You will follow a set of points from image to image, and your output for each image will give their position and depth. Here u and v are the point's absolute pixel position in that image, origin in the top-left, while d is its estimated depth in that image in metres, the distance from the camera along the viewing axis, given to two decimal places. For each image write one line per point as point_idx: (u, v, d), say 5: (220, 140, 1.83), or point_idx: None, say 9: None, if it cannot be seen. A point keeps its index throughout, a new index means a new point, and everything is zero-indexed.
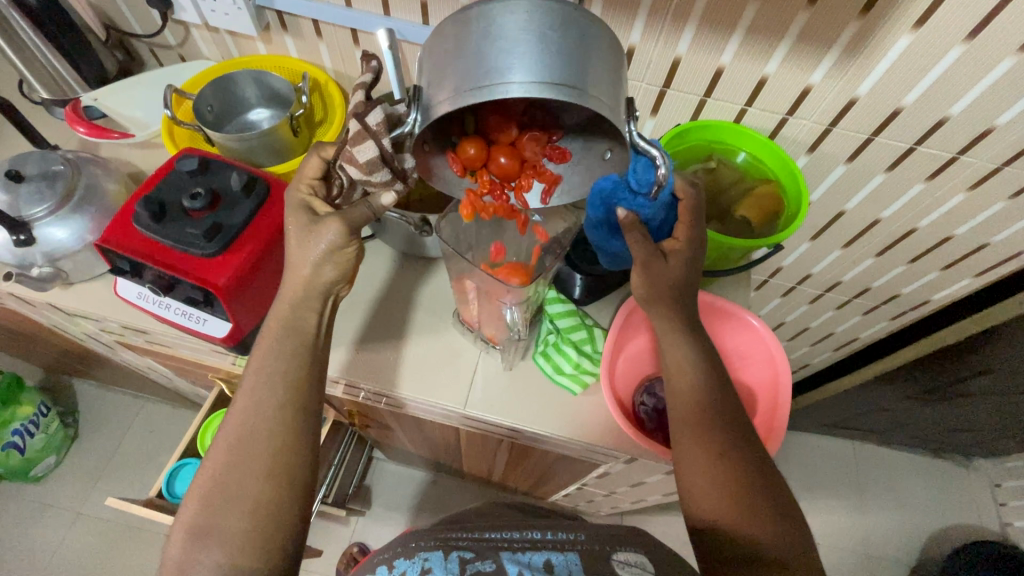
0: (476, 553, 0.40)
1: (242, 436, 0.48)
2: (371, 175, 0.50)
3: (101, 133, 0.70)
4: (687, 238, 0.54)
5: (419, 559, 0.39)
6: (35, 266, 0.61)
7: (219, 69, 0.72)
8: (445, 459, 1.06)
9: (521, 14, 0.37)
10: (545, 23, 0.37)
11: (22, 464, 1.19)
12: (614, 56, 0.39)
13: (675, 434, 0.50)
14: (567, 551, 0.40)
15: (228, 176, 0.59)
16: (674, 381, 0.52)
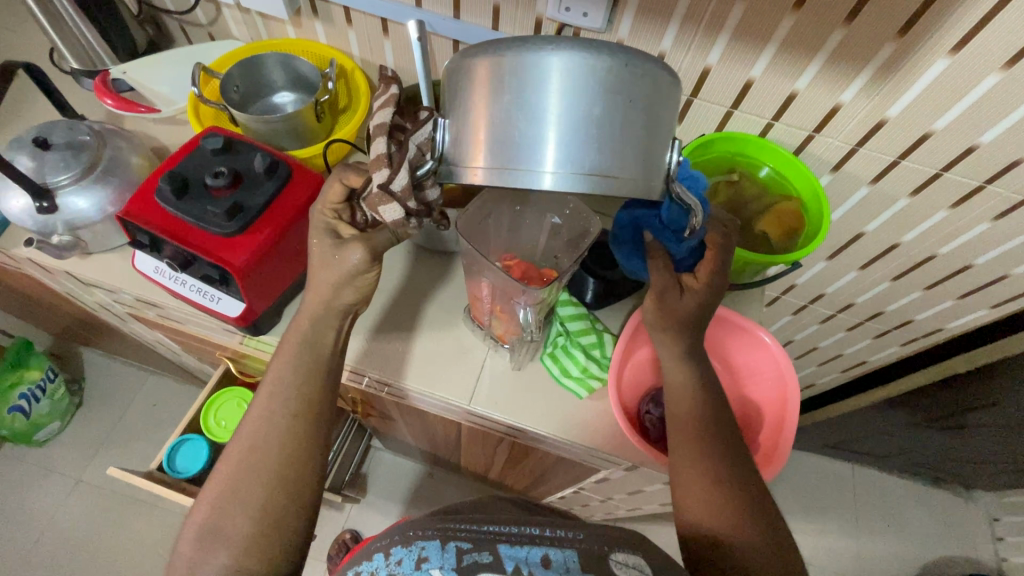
0: (474, 543, 0.40)
1: (259, 425, 0.49)
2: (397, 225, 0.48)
3: (129, 106, 0.70)
4: (707, 279, 0.53)
5: (416, 548, 0.40)
6: (55, 233, 0.61)
7: (247, 51, 0.73)
8: (443, 452, 1.06)
9: (562, 82, 0.35)
10: (585, 94, 0.35)
11: (26, 428, 1.21)
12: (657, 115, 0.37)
13: (671, 460, 0.50)
14: (566, 546, 0.40)
15: (252, 157, 0.59)
16: (674, 405, 0.52)
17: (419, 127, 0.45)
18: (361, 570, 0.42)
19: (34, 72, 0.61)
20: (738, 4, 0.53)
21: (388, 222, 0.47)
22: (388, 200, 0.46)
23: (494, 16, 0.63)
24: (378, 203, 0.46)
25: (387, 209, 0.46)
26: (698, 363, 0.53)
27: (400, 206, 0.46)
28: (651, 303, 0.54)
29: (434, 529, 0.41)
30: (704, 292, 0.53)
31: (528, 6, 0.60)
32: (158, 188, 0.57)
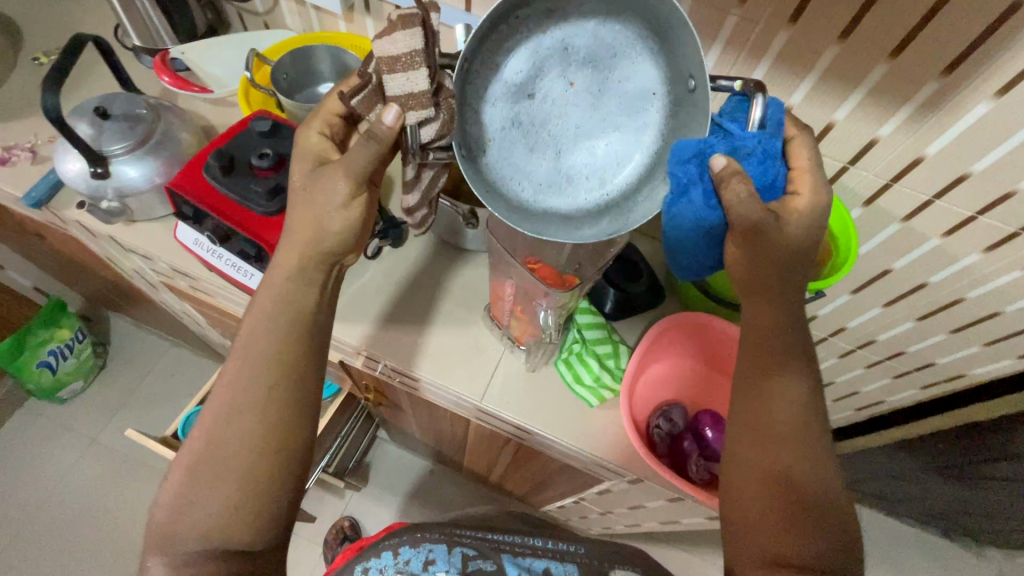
0: (480, 552, 0.51)
1: (226, 417, 0.49)
2: (394, 44, 0.43)
3: (183, 85, 0.75)
4: (810, 194, 0.48)
5: (424, 550, 0.49)
6: (105, 199, 0.64)
7: (300, 40, 0.75)
8: (448, 449, 1.07)
9: (557, 70, 0.46)
10: (574, 76, 0.46)
11: (51, 384, 1.26)
12: (653, 92, 0.46)
13: (734, 442, 0.49)
14: (568, 562, 0.53)
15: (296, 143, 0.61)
16: (760, 388, 0.49)
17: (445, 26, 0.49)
18: (369, 565, 0.49)
19: (103, 46, 0.64)
20: (783, 30, 0.54)
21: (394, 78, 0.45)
22: (394, 36, 0.43)
23: None
24: (395, 56, 0.44)
25: (401, 55, 0.44)
26: (766, 382, 0.49)
27: (419, 33, 0.42)
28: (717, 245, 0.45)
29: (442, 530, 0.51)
30: (807, 217, 0.47)
31: None
32: (206, 163, 0.59)
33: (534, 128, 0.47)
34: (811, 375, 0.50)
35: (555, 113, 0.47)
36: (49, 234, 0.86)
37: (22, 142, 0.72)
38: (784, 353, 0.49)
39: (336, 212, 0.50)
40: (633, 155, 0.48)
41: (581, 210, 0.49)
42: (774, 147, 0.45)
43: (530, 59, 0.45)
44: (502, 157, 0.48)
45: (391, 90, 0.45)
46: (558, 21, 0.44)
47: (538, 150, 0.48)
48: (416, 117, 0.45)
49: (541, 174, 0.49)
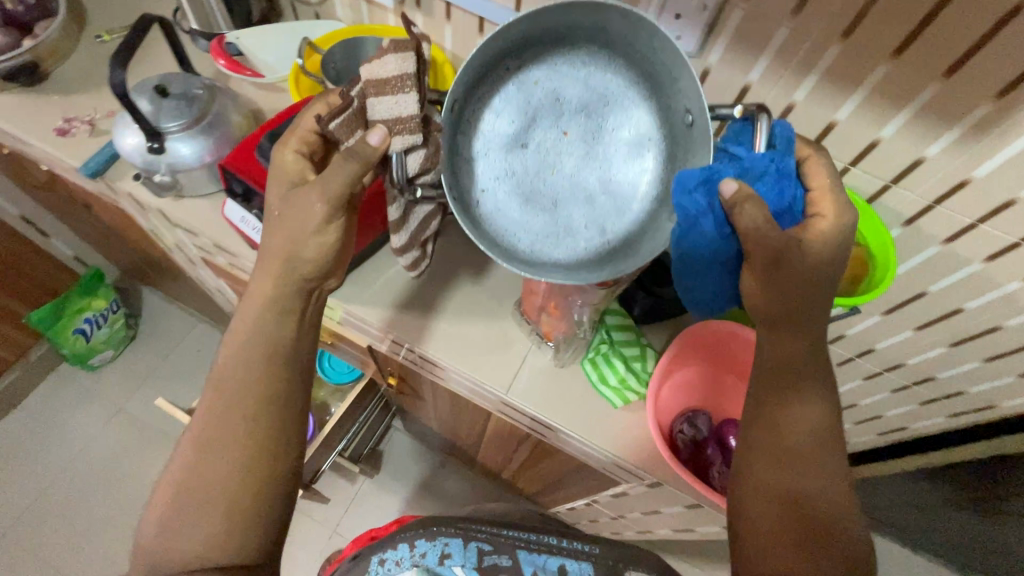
0: (494, 546, 0.53)
1: (215, 441, 0.51)
2: (385, 69, 0.50)
3: (237, 68, 0.78)
4: (836, 214, 0.48)
5: (440, 543, 0.52)
6: (158, 173, 0.67)
7: (350, 31, 0.77)
8: (463, 443, 1.08)
9: (552, 124, 0.51)
10: (568, 127, 0.51)
11: (85, 350, 1.30)
12: (649, 135, 0.50)
13: (751, 464, 0.50)
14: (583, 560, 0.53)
15: None
16: (780, 413, 0.50)
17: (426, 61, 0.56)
18: (387, 556, 0.53)
19: (167, 26, 0.67)
20: (834, 44, 0.54)
21: (383, 100, 0.50)
22: (387, 60, 0.50)
23: None
24: (384, 79, 0.50)
25: (390, 78, 0.50)
26: (787, 394, 0.50)
27: (411, 60, 0.50)
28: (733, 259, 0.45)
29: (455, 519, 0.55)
30: (834, 237, 0.47)
31: None
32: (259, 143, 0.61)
33: (531, 175, 0.52)
34: (833, 394, 0.51)
35: (552, 162, 0.52)
36: (99, 205, 0.90)
37: (84, 115, 0.75)
38: (812, 371, 0.50)
39: (309, 237, 0.52)
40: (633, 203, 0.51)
41: (582, 255, 0.52)
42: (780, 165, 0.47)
43: (525, 112, 0.50)
44: (499, 203, 0.52)
45: (377, 113, 0.51)
46: (549, 77, 0.50)
47: (536, 199, 0.52)
48: (403, 141, 0.51)
49: (539, 223, 0.52)
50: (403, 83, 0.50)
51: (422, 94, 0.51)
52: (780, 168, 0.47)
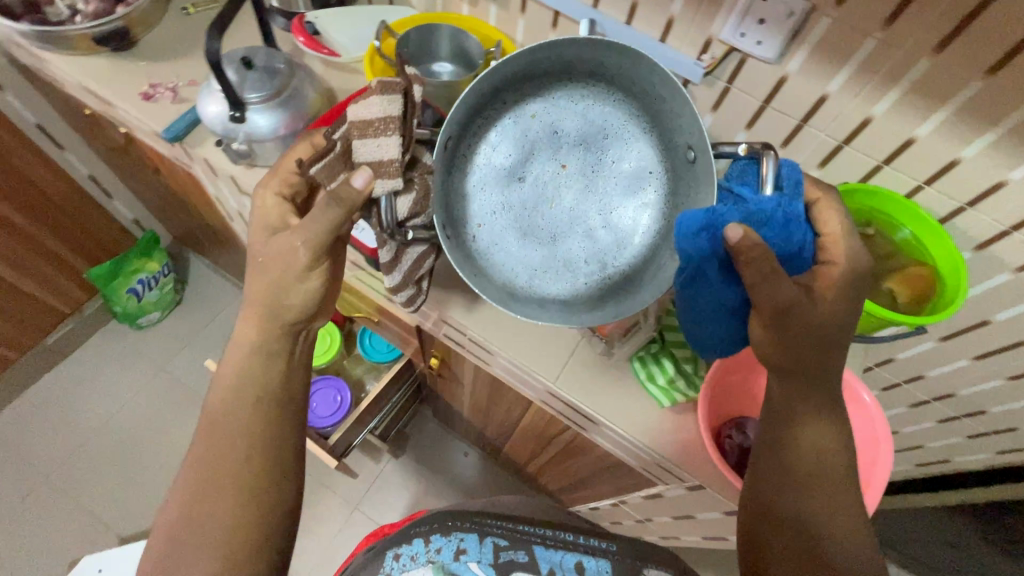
0: (509, 542, 0.48)
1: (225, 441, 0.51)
2: (369, 112, 0.53)
3: (315, 46, 0.78)
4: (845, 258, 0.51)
5: (454, 538, 0.48)
6: (235, 141, 0.70)
7: (422, 17, 0.79)
8: (492, 432, 1.10)
9: (551, 162, 0.59)
10: (565, 163, 0.59)
11: (135, 309, 1.36)
12: (645, 173, 0.58)
13: (804, 493, 0.49)
14: (603, 560, 0.48)
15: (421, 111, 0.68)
16: (817, 438, 0.50)
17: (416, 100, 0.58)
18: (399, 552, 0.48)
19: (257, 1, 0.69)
20: (925, 57, 0.53)
21: (370, 142, 0.53)
22: (374, 102, 0.53)
23: (665, 29, 0.66)
24: (368, 121, 0.53)
25: (374, 120, 0.53)
26: (813, 412, 0.51)
27: (396, 101, 0.54)
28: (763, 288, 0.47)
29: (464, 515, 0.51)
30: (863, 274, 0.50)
31: (704, 23, 0.63)
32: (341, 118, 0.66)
33: (532, 207, 0.59)
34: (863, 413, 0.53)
35: (550, 195, 0.59)
36: (169, 170, 0.94)
37: (168, 82, 0.79)
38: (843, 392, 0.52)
39: (295, 285, 0.55)
40: (635, 235, 0.58)
41: (584, 286, 0.59)
42: (793, 206, 0.49)
43: (524, 149, 0.59)
44: (503, 233, 0.59)
45: (362, 155, 0.54)
46: (546, 120, 0.58)
47: (537, 230, 0.59)
48: (384, 183, 0.53)
49: (542, 253, 0.59)
50: (388, 124, 0.53)
51: (407, 134, 0.55)
52: (793, 210, 0.48)
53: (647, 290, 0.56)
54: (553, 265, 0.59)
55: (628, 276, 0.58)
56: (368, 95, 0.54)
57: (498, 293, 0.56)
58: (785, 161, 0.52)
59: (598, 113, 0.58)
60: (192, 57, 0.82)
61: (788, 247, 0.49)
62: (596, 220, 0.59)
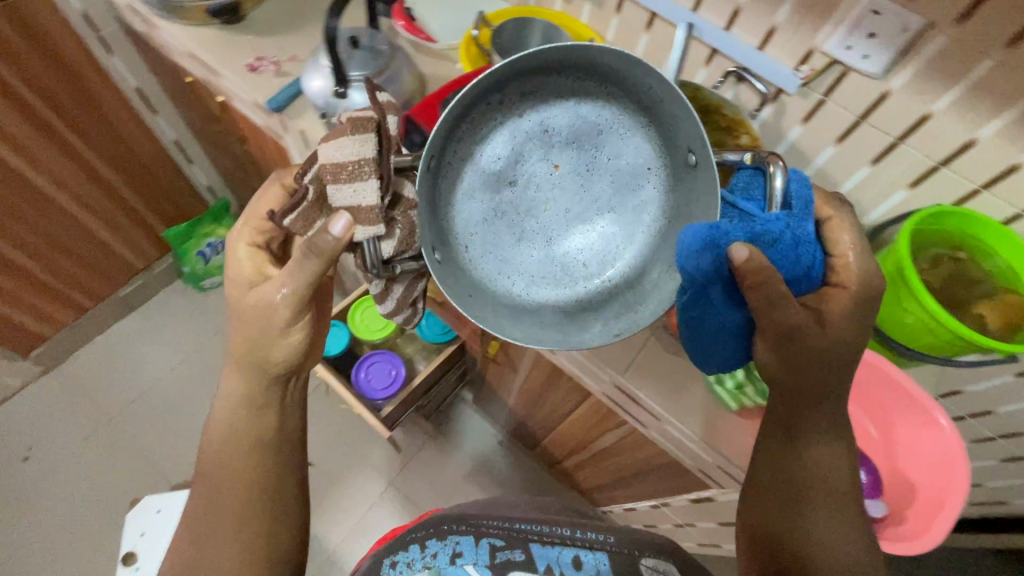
0: (505, 543, 0.53)
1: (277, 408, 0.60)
2: (344, 158, 0.54)
3: (414, 30, 0.80)
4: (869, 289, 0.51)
5: (451, 543, 0.53)
6: (334, 116, 0.73)
7: (516, 10, 0.81)
8: (535, 423, 1.12)
9: (544, 165, 0.59)
10: (559, 161, 0.58)
11: (202, 271, 1.43)
12: (643, 172, 0.57)
13: (802, 500, 0.53)
14: (599, 550, 0.53)
15: None
16: (821, 452, 0.54)
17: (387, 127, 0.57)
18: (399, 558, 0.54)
19: None
20: None
21: (347, 185, 0.54)
22: (352, 143, 0.54)
23: (765, 37, 0.67)
24: (341, 165, 0.54)
25: (348, 165, 0.54)
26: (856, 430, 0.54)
27: (371, 139, 0.54)
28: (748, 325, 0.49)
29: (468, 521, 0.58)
30: None
31: (808, 34, 0.63)
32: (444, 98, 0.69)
33: (527, 212, 0.59)
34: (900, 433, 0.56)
35: (545, 200, 0.59)
36: (258, 140, 0.99)
37: (271, 56, 0.84)
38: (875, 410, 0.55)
39: (275, 338, 0.57)
40: (632, 235, 0.59)
41: (580, 289, 0.60)
42: (801, 228, 0.48)
43: (516, 150, 0.58)
44: (497, 242, 0.59)
45: (338, 201, 0.55)
46: (537, 118, 0.58)
47: (533, 237, 0.60)
48: (364, 231, 0.53)
49: (539, 260, 0.60)
50: (365, 169, 0.54)
51: (383, 172, 0.55)
52: (802, 231, 0.48)
53: (649, 296, 0.57)
54: (550, 273, 0.60)
55: (628, 284, 0.59)
56: (344, 137, 0.54)
57: (497, 309, 0.58)
58: (796, 175, 0.50)
59: (593, 112, 0.57)
60: (297, 34, 0.87)
61: (794, 268, 0.50)
62: (594, 226, 0.59)
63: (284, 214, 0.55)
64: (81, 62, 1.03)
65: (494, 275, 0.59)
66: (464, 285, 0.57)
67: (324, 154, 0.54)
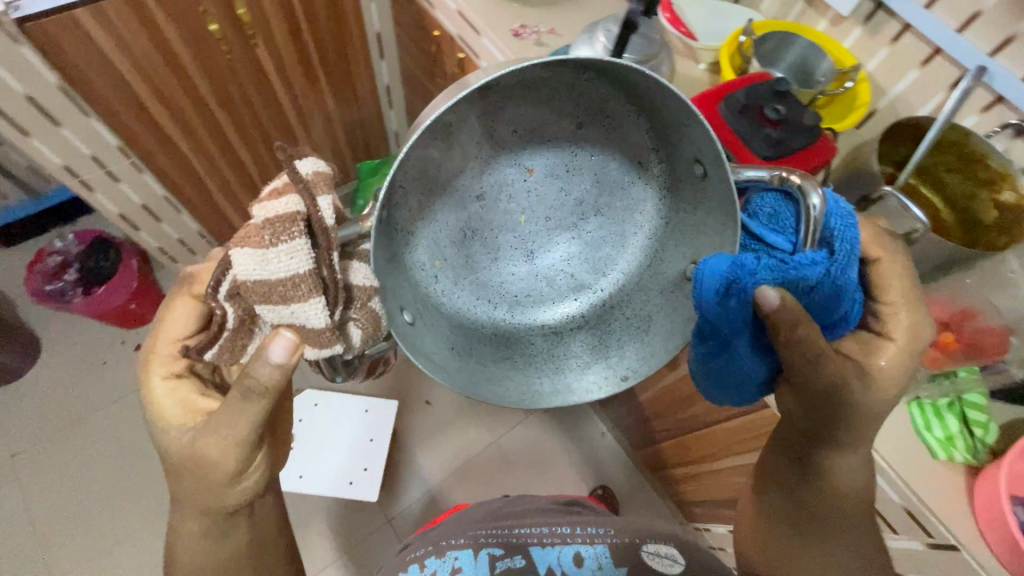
0: (504, 551, 0.74)
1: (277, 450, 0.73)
2: (271, 277, 0.51)
3: (677, 24, 0.86)
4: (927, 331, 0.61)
5: (451, 560, 0.74)
6: None
7: (780, 24, 0.83)
8: (662, 423, 1.17)
9: (517, 178, 0.65)
10: (533, 169, 0.65)
11: None
12: (623, 177, 0.66)
13: (807, 504, 0.68)
14: (598, 544, 0.74)
15: (801, 111, 0.65)
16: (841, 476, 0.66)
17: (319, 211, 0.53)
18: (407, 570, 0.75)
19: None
20: None
21: (289, 306, 0.52)
22: (278, 257, 0.51)
23: None
24: (272, 282, 0.51)
25: (279, 283, 0.51)
26: None
27: (304, 243, 0.51)
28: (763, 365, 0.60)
29: (466, 539, 0.77)
30: None
31: None
32: (726, 97, 0.67)
33: (503, 229, 0.66)
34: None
35: (519, 214, 0.66)
36: None
37: (531, 27, 0.91)
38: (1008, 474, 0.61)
39: (224, 490, 0.63)
40: (619, 232, 0.68)
41: (564, 292, 0.70)
42: (843, 273, 0.53)
43: (484, 165, 0.64)
44: (478, 263, 0.67)
45: (275, 318, 0.53)
46: (505, 130, 0.63)
47: (515, 254, 0.68)
48: (316, 350, 0.55)
49: (523, 274, 0.68)
50: (302, 287, 0.51)
51: (323, 267, 0.53)
52: (844, 275, 0.53)
53: (637, 292, 0.69)
54: (538, 287, 0.69)
55: (620, 288, 0.70)
56: (266, 250, 0.50)
57: (481, 333, 0.68)
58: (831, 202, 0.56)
59: (570, 110, 0.63)
60: (557, 9, 0.93)
61: (831, 304, 0.55)
62: (575, 237, 0.68)
63: (203, 349, 0.57)
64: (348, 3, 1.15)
65: (485, 300, 0.68)
66: (443, 322, 0.66)
67: (238, 273, 0.51)
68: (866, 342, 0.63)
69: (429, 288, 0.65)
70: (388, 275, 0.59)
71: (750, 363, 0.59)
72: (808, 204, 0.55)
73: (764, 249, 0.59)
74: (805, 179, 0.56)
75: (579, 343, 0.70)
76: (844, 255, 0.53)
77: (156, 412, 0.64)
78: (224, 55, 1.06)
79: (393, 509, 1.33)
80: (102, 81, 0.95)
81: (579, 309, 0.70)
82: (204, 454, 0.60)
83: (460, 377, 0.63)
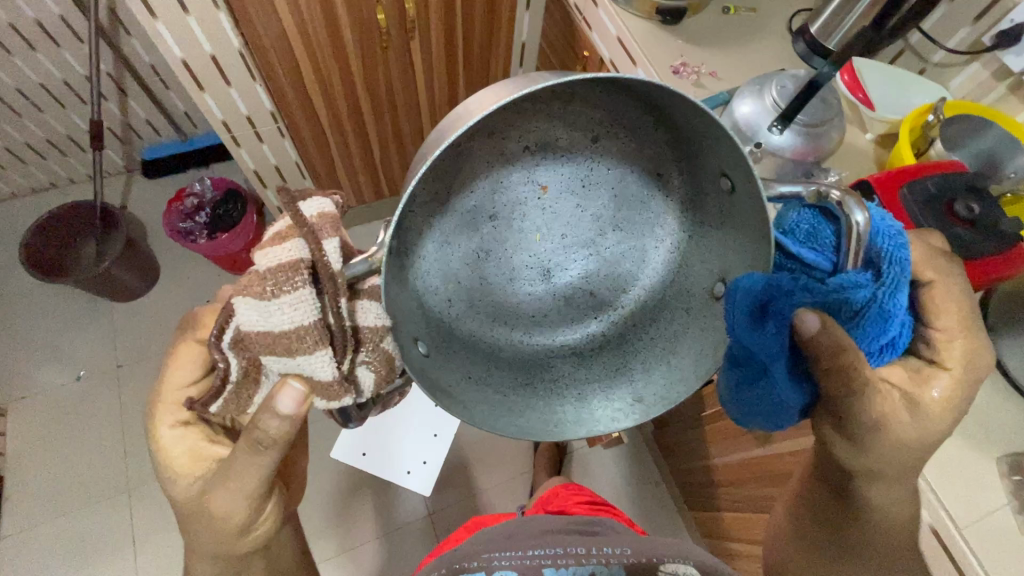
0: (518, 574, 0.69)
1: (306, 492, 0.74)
2: (272, 331, 0.51)
3: (854, 89, 0.81)
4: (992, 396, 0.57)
5: None
6: (748, 142, 0.75)
7: (974, 108, 0.77)
8: (731, 495, 1.11)
9: (531, 191, 0.59)
10: (550, 183, 0.59)
11: None
12: (642, 190, 0.60)
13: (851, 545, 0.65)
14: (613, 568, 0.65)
15: (997, 210, 0.60)
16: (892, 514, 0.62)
17: (325, 255, 0.52)
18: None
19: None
20: None
21: (293, 361, 0.52)
22: (282, 308, 0.50)
23: None
24: (278, 333, 0.51)
25: (285, 334, 0.51)
26: None
27: (310, 291, 0.51)
28: (861, 437, 0.57)
29: (477, 561, 0.73)
30: None
31: None
32: (910, 182, 0.62)
33: (518, 246, 0.60)
34: None
35: (534, 229, 0.60)
36: None
37: (693, 67, 0.89)
38: None
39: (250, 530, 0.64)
40: (641, 247, 0.62)
41: (583, 313, 0.64)
42: (891, 297, 0.49)
43: (495, 182, 0.59)
44: (492, 284, 0.60)
45: (281, 368, 0.53)
46: (515, 143, 0.58)
47: (531, 273, 0.61)
48: (326, 401, 0.54)
49: (541, 295, 0.62)
50: (306, 339, 0.51)
51: (325, 313, 0.52)
52: (893, 301, 0.49)
53: (663, 314, 0.62)
54: (555, 307, 0.63)
55: (644, 304, 0.63)
56: (269, 302, 0.50)
57: (497, 362, 0.61)
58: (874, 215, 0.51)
59: (583, 120, 0.58)
60: (721, 53, 0.91)
61: (879, 332, 0.52)
62: (594, 254, 0.62)
63: (209, 401, 0.59)
64: (507, 10, 1.17)
65: (500, 325, 0.62)
66: (456, 347, 0.59)
67: (243, 323, 0.52)
68: (916, 370, 0.57)
69: (441, 311, 0.59)
70: (400, 304, 0.53)
71: (785, 394, 0.51)
72: (851, 222, 0.49)
73: (800, 270, 0.53)
74: (845, 194, 0.50)
75: (604, 370, 0.62)
76: (894, 278, 0.49)
77: (165, 461, 0.66)
78: (383, 43, 1.10)
79: (434, 504, 1.36)
80: (275, 50, 1.01)
81: (597, 340, 0.64)
82: (243, 495, 0.61)
83: (478, 408, 0.55)
